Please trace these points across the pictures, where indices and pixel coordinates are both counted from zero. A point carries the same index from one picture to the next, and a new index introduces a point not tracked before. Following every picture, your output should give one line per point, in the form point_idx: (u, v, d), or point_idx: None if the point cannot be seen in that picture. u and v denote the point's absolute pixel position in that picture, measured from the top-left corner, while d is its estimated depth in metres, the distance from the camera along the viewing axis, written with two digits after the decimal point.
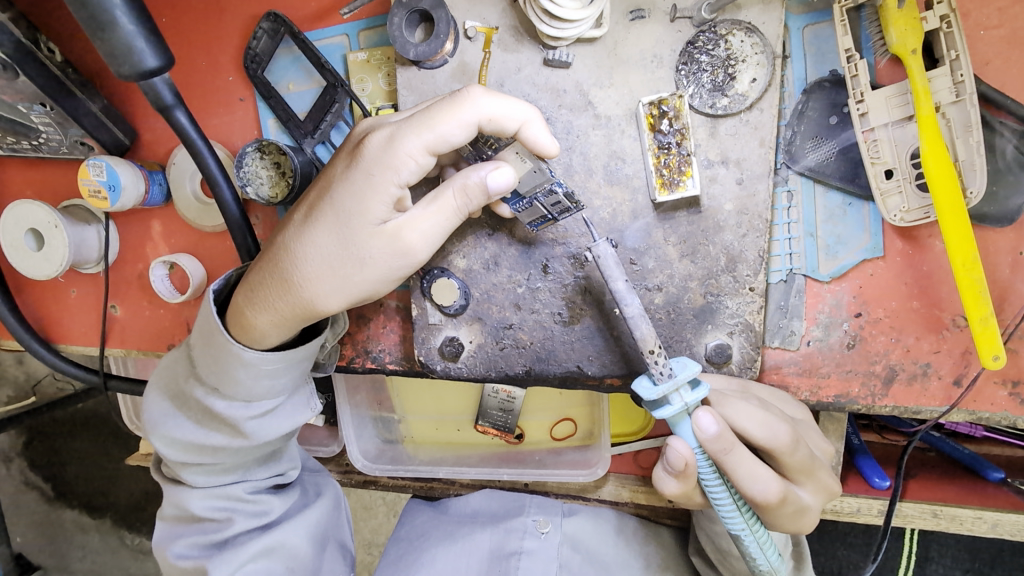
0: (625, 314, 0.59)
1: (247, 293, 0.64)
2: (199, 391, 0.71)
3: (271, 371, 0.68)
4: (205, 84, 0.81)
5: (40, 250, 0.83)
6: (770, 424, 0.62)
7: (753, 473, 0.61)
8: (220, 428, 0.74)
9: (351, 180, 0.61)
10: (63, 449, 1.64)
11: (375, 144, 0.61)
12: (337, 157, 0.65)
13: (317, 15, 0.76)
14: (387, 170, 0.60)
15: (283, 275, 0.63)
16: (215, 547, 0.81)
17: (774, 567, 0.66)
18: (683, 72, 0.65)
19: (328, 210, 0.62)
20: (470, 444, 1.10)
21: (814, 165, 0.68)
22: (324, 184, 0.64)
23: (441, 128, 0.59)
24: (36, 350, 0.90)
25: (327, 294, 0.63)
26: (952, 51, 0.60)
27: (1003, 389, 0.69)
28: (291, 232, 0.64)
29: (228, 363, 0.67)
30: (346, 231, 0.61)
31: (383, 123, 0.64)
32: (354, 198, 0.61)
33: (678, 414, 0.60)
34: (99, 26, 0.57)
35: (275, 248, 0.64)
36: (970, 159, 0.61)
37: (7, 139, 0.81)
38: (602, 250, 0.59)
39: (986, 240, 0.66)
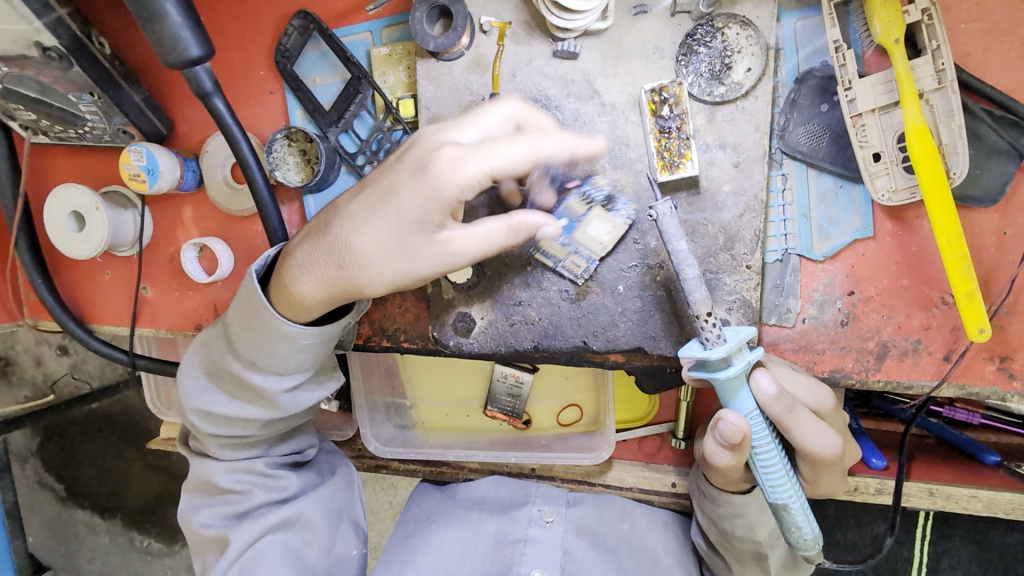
0: (683, 277, 0.62)
1: (303, 272, 0.67)
2: (236, 365, 0.74)
3: (307, 346, 0.72)
4: (237, 77, 0.87)
5: (81, 232, 0.88)
6: (813, 388, 0.64)
7: (816, 432, 0.61)
8: (253, 402, 0.77)
9: (414, 191, 0.61)
10: (77, 450, 1.69)
11: (440, 159, 0.60)
12: (399, 154, 0.64)
13: (343, 14, 0.82)
14: (446, 187, 0.60)
15: (341, 269, 0.65)
16: (235, 518, 0.85)
17: (816, 537, 0.65)
18: (683, 62, 0.70)
19: (388, 211, 0.63)
20: (479, 429, 1.15)
21: (807, 151, 0.72)
22: (383, 184, 0.64)
23: (507, 159, 0.60)
24: (71, 328, 0.95)
25: (376, 289, 0.66)
26: (933, 41, 0.64)
27: (992, 363, 0.72)
28: (349, 228, 0.65)
29: (271, 338, 0.71)
30: (404, 235, 0.63)
31: (450, 131, 0.62)
32: (416, 208, 0.62)
33: (738, 378, 0.60)
34: (152, 18, 0.64)
35: (333, 239, 0.65)
36: (953, 143, 0.66)
37: (54, 127, 0.87)
38: (661, 210, 0.61)
39: (971, 220, 0.70)
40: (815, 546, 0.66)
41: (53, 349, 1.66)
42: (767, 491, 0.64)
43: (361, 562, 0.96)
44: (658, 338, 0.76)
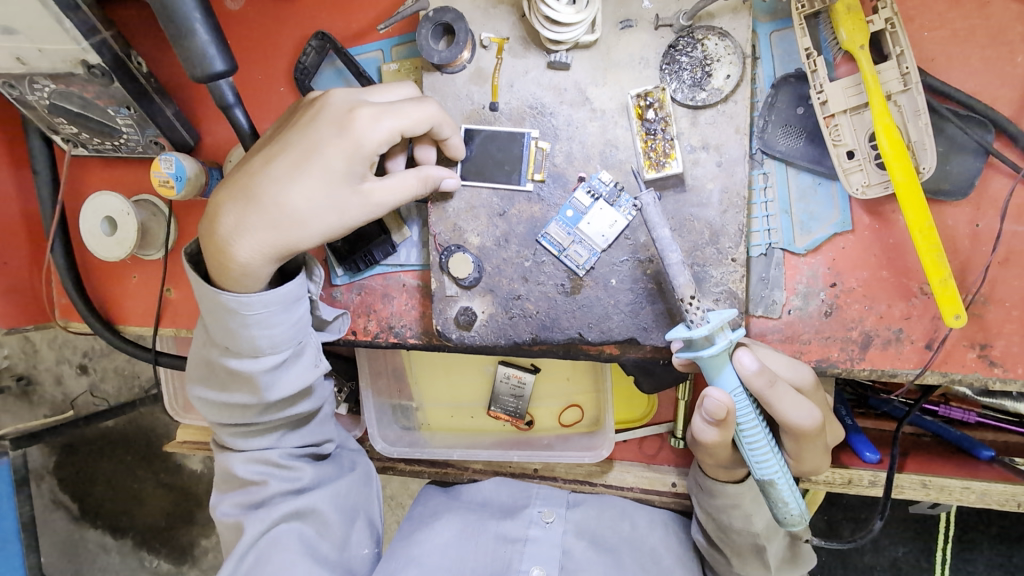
0: (668, 261, 0.66)
1: (240, 235, 0.70)
2: (216, 352, 0.79)
3: (262, 321, 0.74)
4: (259, 93, 0.94)
5: (112, 235, 0.95)
6: (795, 366, 0.69)
7: (796, 405, 0.64)
8: (241, 388, 0.82)
9: (337, 147, 0.70)
10: (92, 469, 1.74)
11: (359, 115, 0.71)
12: (316, 118, 0.72)
13: (357, 35, 0.90)
14: (366, 138, 0.70)
15: (278, 228, 0.70)
16: (252, 506, 0.89)
17: (802, 512, 0.68)
18: (667, 71, 0.76)
19: (316, 167, 0.70)
20: (483, 430, 1.18)
21: (786, 152, 0.76)
22: (304, 145, 0.71)
23: (414, 117, 0.72)
24: (98, 327, 1.02)
25: (309, 239, 0.72)
26: (897, 47, 0.70)
27: (972, 351, 0.75)
28: (279, 187, 0.70)
29: (225, 317, 0.74)
30: (330, 188, 0.71)
31: (358, 97, 0.73)
32: (340, 161, 0.70)
33: (722, 355, 0.63)
34: (184, 36, 0.71)
35: (266, 200, 0.70)
36: (921, 140, 0.70)
37: (92, 140, 0.95)
38: (647, 200, 0.66)
39: (945, 213, 0.74)
40: (802, 522, 0.68)
41: (72, 367, 1.72)
42: (754, 468, 0.67)
43: (374, 559, 0.97)
44: (650, 329, 0.80)
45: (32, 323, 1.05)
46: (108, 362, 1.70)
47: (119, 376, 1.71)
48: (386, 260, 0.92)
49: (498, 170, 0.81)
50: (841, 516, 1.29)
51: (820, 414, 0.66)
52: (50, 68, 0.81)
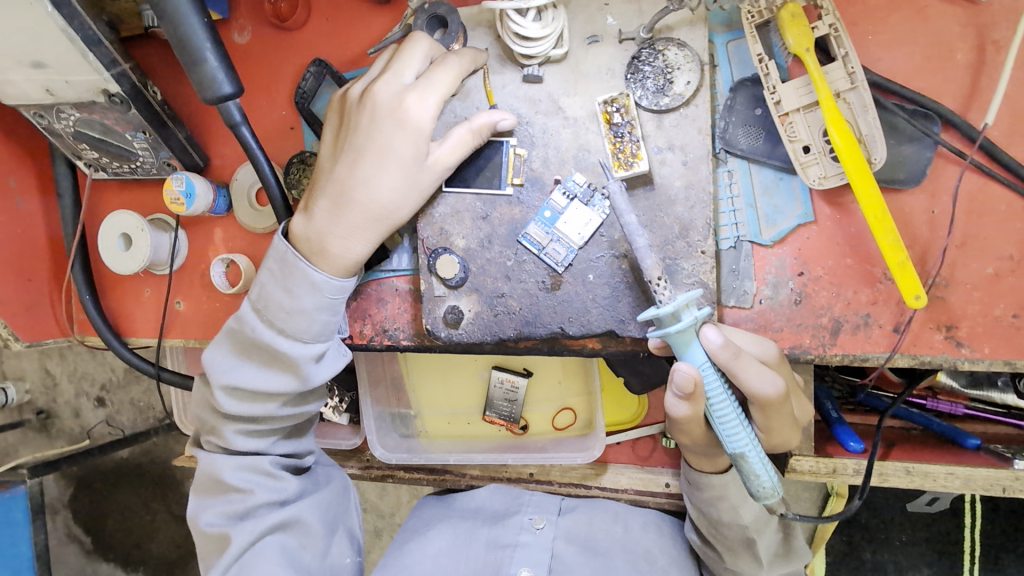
0: (636, 245, 0.73)
1: (343, 234, 0.80)
2: (266, 333, 0.81)
3: (332, 302, 0.82)
4: (262, 116, 1.02)
5: (128, 250, 1.02)
6: (761, 342, 0.73)
7: (761, 375, 0.68)
8: (280, 373, 0.83)
9: (401, 136, 0.79)
10: (104, 502, 1.79)
11: (412, 106, 0.78)
12: (376, 118, 0.79)
13: (351, 61, 0.97)
14: (425, 122, 0.79)
15: (373, 218, 0.81)
16: (236, 518, 0.85)
17: (774, 486, 0.70)
18: (632, 79, 0.82)
19: (391, 161, 0.79)
20: (479, 435, 1.21)
21: (747, 150, 0.82)
22: (375, 143, 0.79)
23: (448, 86, 0.80)
24: (109, 339, 1.08)
25: (398, 216, 0.82)
26: (842, 49, 0.75)
27: (939, 333, 0.77)
28: (369, 188, 0.80)
29: (303, 298, 0.80)
30: (411, 174, 0.80)
31: (397, 84, 0.79)
32: (406, 146, 0.79)
33: (689, 330, 0.67)
34: (195, 63, 0.79)
35: (362, 203, 0.80)
36: (872, 133, 0.75)
37: (111, 163, 1.03)
38: (613, 189, 0.73)
39: (901, 201, 0.78)
40: (776, 497, 0.70)
41: (89, 400, 1.77)
42: (725, 442, 0.69)
43: (355, 570, 0.95)
44: (627, 321, 0.84)
45: (50, 337, 1.10)
46: (124, 394, 1.75)
47: (134, 408, 1.75)
48: (379, 267, 0.97)
49: (480, 176, 0.87)
50: (861, 537, 1.37)
51: (784, 384, 0.69)
52: (75, 97, 0.90)
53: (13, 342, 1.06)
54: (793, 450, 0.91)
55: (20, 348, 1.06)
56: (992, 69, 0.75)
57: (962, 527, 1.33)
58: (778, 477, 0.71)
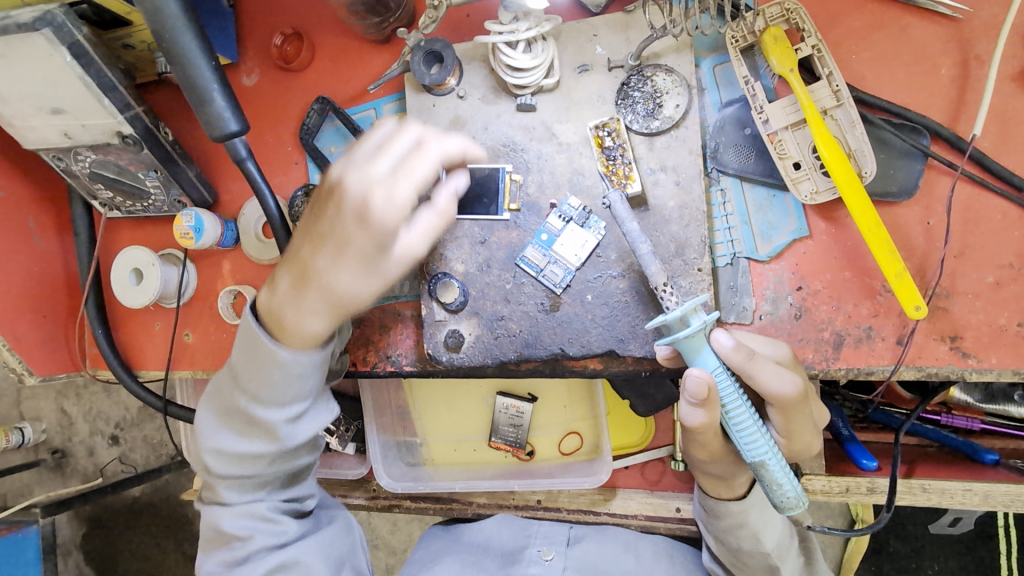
0: (639, 252, 0.74)
1: (303, 317, 0.73)
2: (241, 400, 0.79)
3: (302, 374, 0.77)
4: (269, 152, 1.06)
5: (139, 284, 1.04)
6: (772, 343, 0.73)
7: (778, 376, 0.67)
8: (259, 436, 0.81)
9: (365, 236, 0.65)
10: (116, 542, 1.78)
11: (378, 207, 0.63)
12: (337, 205, 0.65)
13: (354, 97, 1.01)
14: (392, 223, 0.64)
15: (334, 304, 0.70)
16: (237, 564, 0.83)
17: (798, 495, 0.69)
18: (622, 105, 0.84)
19: (353, 251, 0.66)
20: (485, 462, 1.19)
21: (738, 169, 0.83)
22: (336, 230, 0.66)
23: (424, 173, 0.64)
24: (118, 370, 1.10)
25: (363, 303, 0.71)
26: (826, 68, 0.77)
27: (944, 344, 0.77)
28: (331, 277, 0.68)
29: (269, 369, 0.76)
30: (380, 266, 0.68)
31: (364, 170, 0.64)
32: (372, 244, 0.65)
33: (700, 335, 0.66)
34: (202, 103, 0.83)
35: (324, 292, 0.69)
36: (861, 148, 0.76)
37: (124, 202, 1.06)
38: (614, 199, 0.75)
39: (896, 213, 0.78)
40: (800, 505, 0.69)
41: (103, 439, 1.79)
42: (744, 451, 0.68)
43: None
44: (627, 339, 0.84)
45: (62, 371, 1.13)
46: (137, 432, 1.76)
47: (147, 446, 1.76)
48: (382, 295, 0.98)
49: (478, 202, 0.89)
50: (891, 569, 1.32)
51: (802, 382, 0.68)
52: (91, 140, 0.95)
53: (27, 377, 1.08)
54: (804, 469, 0.89)
55: (34, 382, 1.09)
56: (976, 82, 0.76)
57: (998, 555, 1.27)
58: (801, 486, 0.70)
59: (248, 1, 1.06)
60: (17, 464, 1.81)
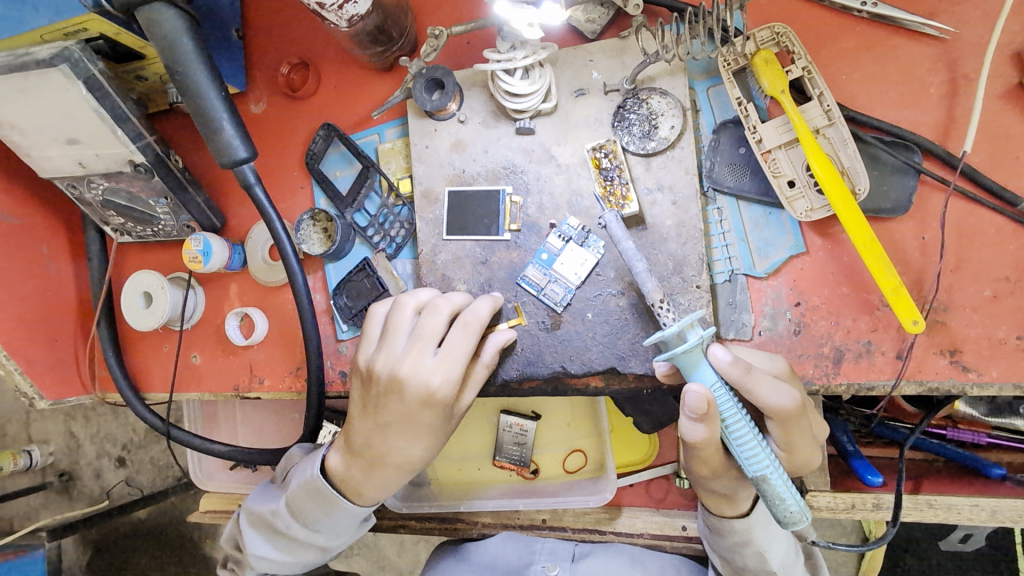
0: (636, 270, 0.75)
1: (375, 484, 0.80)
2: (299, 530, 0.83)
3: (365, 515, 0.85)
4: (276, 178, 1.08)
5: (148, 307, 1.06)
6: (769, 357, 0.73)
7: (775, 389, 0.67)
8: (308, 553, 0.86)
9: (432, 409, 0.76)
10: (121, 565, 1.77)
11: (438, 389, 0.74)
12: (405, 392, 0.75)
13: (358, 122, 1.04)
14: (451, 395, 0.76)
15: (405, 469, 0.80)
16: None
17: (802, 509, 0.68)
18: (618, 127, 0.87)
19: (423, 426, 0.76)
20: (490, 482, 1.18)
21: (733, 187, 0.84)
22: (407, 412, 0.76)
23: (466, 347, 0.76)
24: (126, 393, 1.11)
25: (425, 460, 0.81)
26: (817, 89, 0.79)
27: (944, 358, 0.77)
28: (405, 454, 0.78)
29: (336, 513, 0.81)
30: (443, 427, 0.78)
31: (421, 361, 0.75)
32: (437, 414, 0.76)
33: (697, 351, 0.67)
34: (212, 133, 0.85)
35: (396, 466, 0.78)
36: (854, 165, 0.77)
37: (136, 228, 1.09)
38: (609, 218, 0.76)
39: (891, 229, 0.79)
40: (803, 520, 0.68)
41: (111, 461, 1.80)
42: (745, 466, 0.68)
43: None
44: (628, 357, 0.85)
45: (72, 394, 1.14)
46: (144, 454, 1.77)
47: (154, 468, 1.76)
48: None
49: (479, 224, 0.91)
50: None
51: (800, 396, 0.68)
52: (104, 168, 0.98)
53: (38, 401, 1.10)
54: (807, 486, 0.89)
55: (44, 406, 1.10)
56: (965, 100, 0.78)
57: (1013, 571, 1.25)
58: (805, 500, 0.70)
59: (256, 32, 1.09)
60: (24, 486, 1.82)
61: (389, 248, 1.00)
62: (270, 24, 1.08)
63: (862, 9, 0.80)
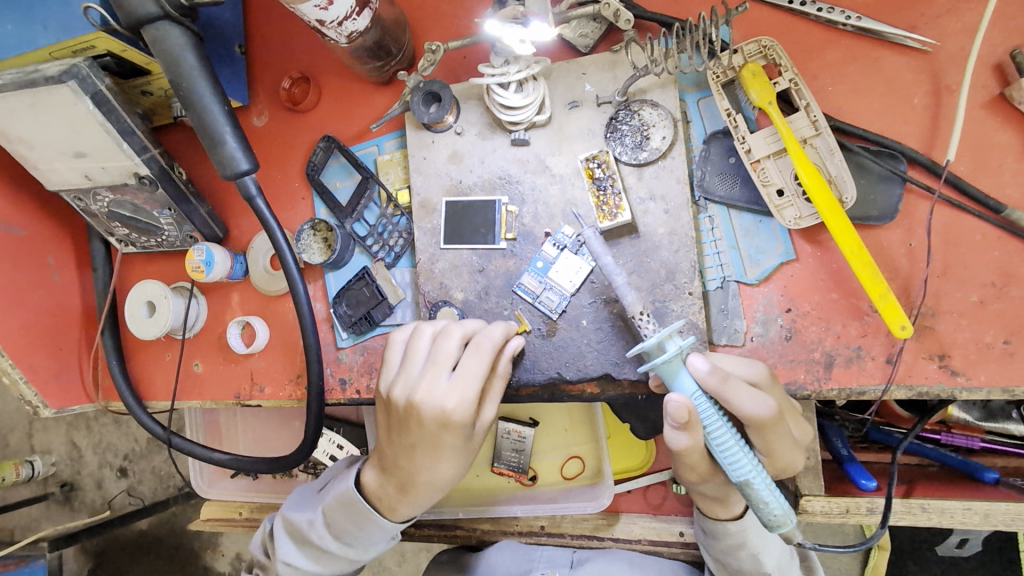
0: (615, 284, 0.78)
1: (405, 501, 0.81)
2: (330, 542, 0.85)
3: (397, 531, 0.86)
4: (278, 189, 1.11)
5: (151, 317, 1.07)
6: (748, 364, 0.74)
7: (751, 397, 0.68)
8: (338, 564, 0.88)
9: (450, 432, 0.75)
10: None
11: (454, 410, 0.74)
12: (424, 414, 0.75)
13: (358, 134, 1.06)
14: (468, 416, 0.75)
15: (435, 489, 0.80)
16: None
17: (786, 512, 0.68)
18: (611, 138, 0.89)
19: (447, 447, 0.77)
20: (489, 489, 1.20)
21: (724, 196, 0.86)
22: (429, 434, 0.76)
23: (480, 370, 0.76)
24: (130, 402, 1.12)
25: (453, 480, 0.81)
26: (803, 100, 0.80)
27: (933, 362, 0.78)
28: (433, 473, 0.78)
29: (369, 527, 0.83)
30: (467, 446, 0.78)
31: (437, 385, 0.75)
32: (457, 436, 0.76)
33: (675, 360, 0.68)
34: (215, 146, 0.88)
35: (424, 486, 0.79)
36: (841, 174, 0.79)
37: (140, 239, 1.11)
38: (588, 236, 0.78)
39: (879, 236, 0.81)
40: (790, 523, 0.69)
41: (113, 471, 1.81)
42: (729, 471, 0.69)
43: None
44: (622, 363, 0.86)
45: (76, 403, 1.16)
46: (146, 464, 1.77)
47: (156, 478, 1.77)
48: (384, 322, 1.01)
49: (476, 233, 0.93)
50: None
51: (776, 403, 0.69)
52: (109, 180, 1.00)
53: (42, 409, 1.11)
54: (803, 490, 0.88)
55: (49, 415, 1.12)
56: (948, 110, 0.80)
57: None
58: (790, 503, 0.70)
59: (258, 47, 1.12)
60: (27, 497, 1.83)
61: (388, 257, 1.02)
62: (271, 40, 1.11)
63: (846, 23, 0.82)
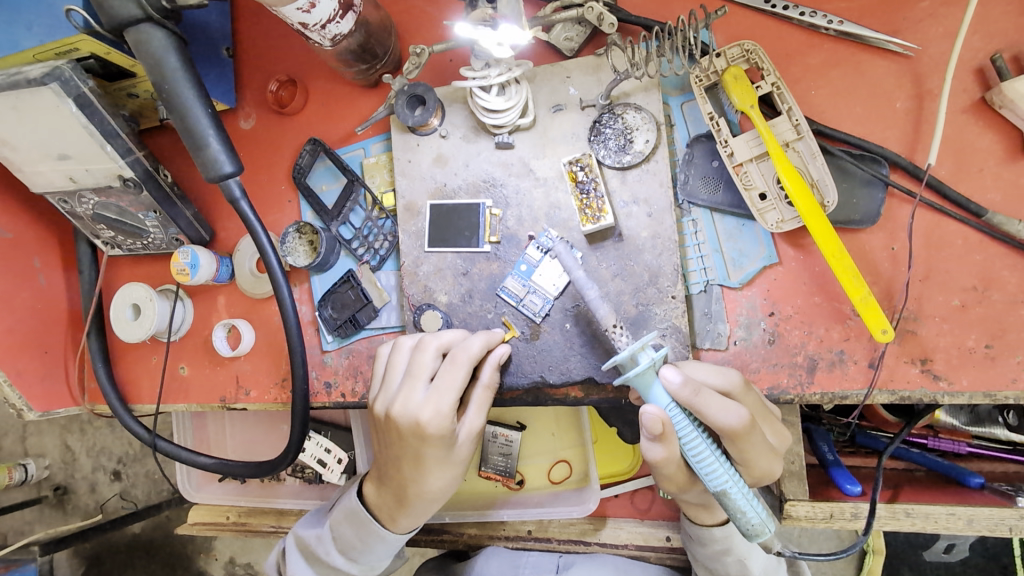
0: (588, 298, 0.78)
1: (405, 514, 0.81)
2: (335, 558, 0.85)
3: (400, 543, 0.86)
4: (264, 192, 1.11)
5: (137, 319, 1.07)
6: (722, 372, 0.73)
7: (724, 407, 0.68)
8: None
9: (428, 444, 0.75)
10: None
11: (429, 422, 0.74)
12: (403, 427, 0.75)
13: (344, 137, 1.06)
14: (444, 428, 0.75)
15: (434, 500, 0.80)
16: None
17: (763, 521, 0.69)
18: (595, 141, 0.88)
19: (430, 458, 0.76)
20: (475, 492, 1.18)
21: (707, 199, 0.86)
22: (411, 445, 0.76)
23: (456, 383, 0.75)
24: (114, 405, 1.12)
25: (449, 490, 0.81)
26: (786, 104, 0.80)
27: (915, 367, 0.78)
28: (426, 484, 0.78)
29: (373, 540, 0.83)
30: (452, 458, 0.78)
31: (412, 397, 0.76)
32: (435, 448, 0.76)
33: (648, 372, 0.68)
34: (199, 147, 0.86)
35: (421, 499, 0.79)
36: (823, 178, 0.79)
37: (125, 241, 1.11)
38: (559, 251, 0.80)
39: (861, 240, 0.81)
40: (767, 531, 0.69)
41: (106, 474, 1.80)
42: (706, 480, 0.69)
43: None
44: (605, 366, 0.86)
45: (61, 406, 1.16)
46: (139, 468, 1.76)
47: (149, 481, 1.76)
48: (369, 325, 1.01)
49: (460, 236, 0.93)
50: None
51: (749, 413, 0.69)
52: (94, 183, 1.00)
53: (27, 412, 1.11)
54: (787, 495, 0.87)
55: (33, 418, 1.12)
56: (930, 115, 0.80)
57: None
58: (767, 512, 0.70)
59: (245, 50, 1.12)
60: (20, 501, 1.82)
61: (374, 259, 1.01)
62: (258, 42, 1.11)
63: (828, 27, 0.82)
